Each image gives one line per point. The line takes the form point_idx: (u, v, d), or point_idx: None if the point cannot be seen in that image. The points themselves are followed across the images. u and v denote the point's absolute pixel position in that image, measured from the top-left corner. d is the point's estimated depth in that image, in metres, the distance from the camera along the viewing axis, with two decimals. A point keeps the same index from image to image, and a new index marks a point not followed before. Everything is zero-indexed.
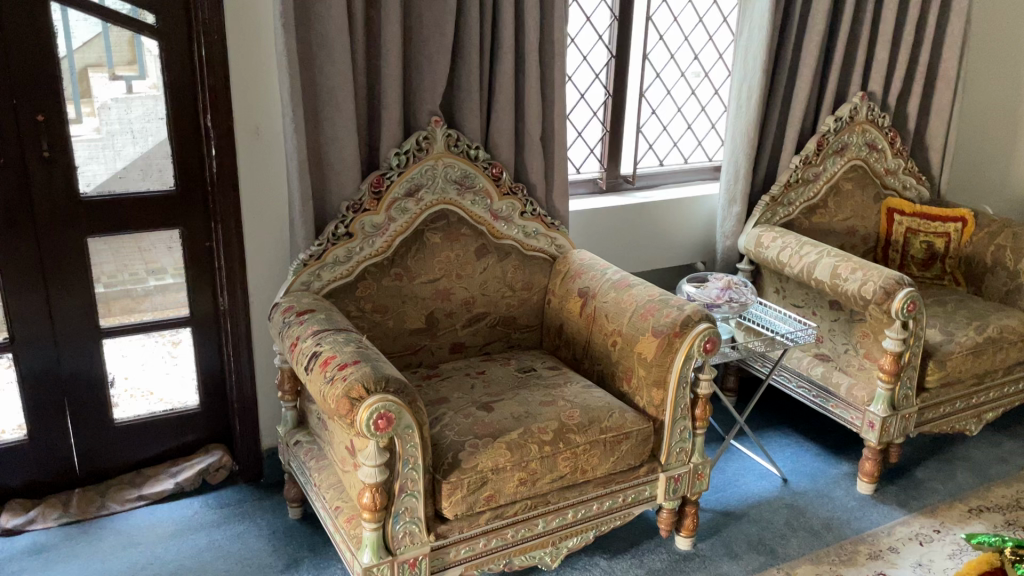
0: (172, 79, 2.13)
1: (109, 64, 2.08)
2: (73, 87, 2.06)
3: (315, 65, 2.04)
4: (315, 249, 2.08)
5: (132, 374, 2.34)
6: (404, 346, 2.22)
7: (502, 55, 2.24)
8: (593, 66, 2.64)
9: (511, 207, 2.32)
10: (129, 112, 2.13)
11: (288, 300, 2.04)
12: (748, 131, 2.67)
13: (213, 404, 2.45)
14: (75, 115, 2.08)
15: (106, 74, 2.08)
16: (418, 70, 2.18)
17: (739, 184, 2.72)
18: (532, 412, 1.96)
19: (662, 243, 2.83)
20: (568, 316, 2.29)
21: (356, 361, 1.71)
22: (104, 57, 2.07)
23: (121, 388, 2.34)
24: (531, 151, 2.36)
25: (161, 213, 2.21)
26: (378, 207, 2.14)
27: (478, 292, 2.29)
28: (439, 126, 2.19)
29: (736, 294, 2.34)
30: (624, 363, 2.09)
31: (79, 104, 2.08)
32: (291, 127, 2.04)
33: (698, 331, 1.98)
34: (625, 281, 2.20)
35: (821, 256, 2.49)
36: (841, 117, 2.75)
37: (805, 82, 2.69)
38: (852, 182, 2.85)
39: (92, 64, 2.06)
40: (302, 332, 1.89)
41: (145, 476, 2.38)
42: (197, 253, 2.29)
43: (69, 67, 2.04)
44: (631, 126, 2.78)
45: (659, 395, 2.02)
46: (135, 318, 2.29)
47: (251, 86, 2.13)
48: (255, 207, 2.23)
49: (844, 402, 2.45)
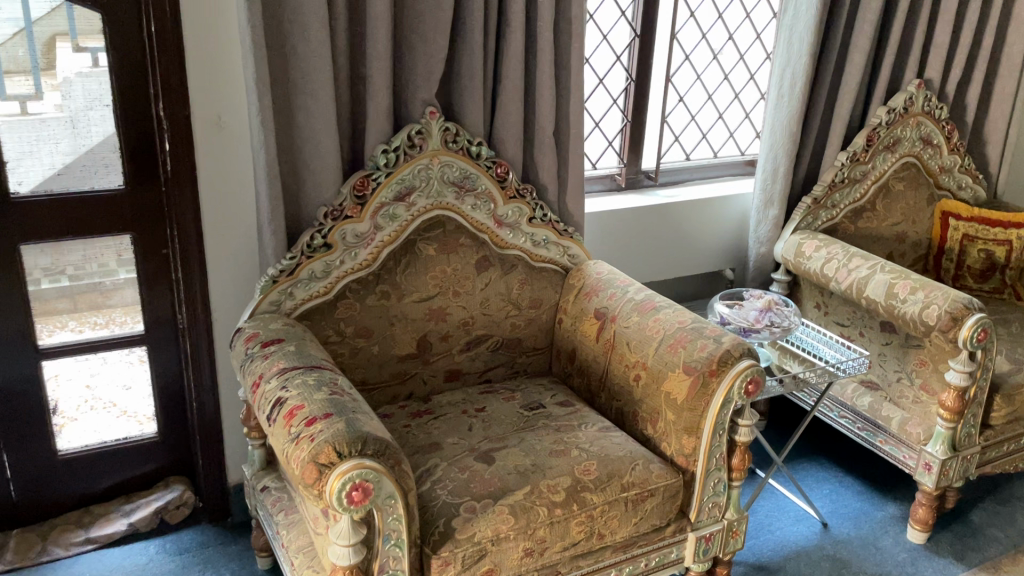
0: (119, 59, 1.79)
1: (69, 33, 1.76)
2: (34, 57, 1.75)
3: (287, 45, 1.71)
4: (286, 264, 1.76)
5: (79, 399, 2.03)
6: (393, 375, 1.90)
7: (509, 36, 1.89)
8: (614, 47, 2.30)
9: (517, 213, 2.00)
10: (78, 95, 1.80)
11: (254, 326, 1.72)
12: (791, 124, 2.33)
13: (174, 431, 2.15)
14: (35, 91, 1.77)
15: (70, 46, 1.77)
16: (411, 52, 1.84)
17: (778, 185, 2.39)
18: (542, 465, 1.64)
19: (686, 249, 2.51)
20: (582, 340, 1.98)
21: (328, 416, 1.41)
22: (65, 26, 1.75)
23: (72, 412, 2.03)
24: (542, 148, 2.03)
25: (107, 216, 1.89)
26: (361, 213, 1.82)
27: (479, 311, 1.97)
28: (435, 118, 1.86)
29: (777, 317, 2.01)
30: (648, 403, 1.79)
31: (39, 77, 1.77)
32: (257, 121, 1.71)
33: (739, 369, 1.68)
34: (650, 303, 1.89)
35: (873, 270, 2.16)
36: (895, 108, 2.41)
37: (857, 68, 2.35)
38: (904, 182, 2.51)
39: (58, 34, 1.75)
40: (266, 369, 1.58)
41: (96, 515, 2.08)
42: (152, 262, 1.96)
43: (27, 39, 1.74)
44: (655, 116, 2.44)
45: (690, 442, 1.72)
46: (92, 329, 1.98)
47: (213, 70, 1.80)
48: (217, 210, 1.90)
49: (895, 438, 2.13)
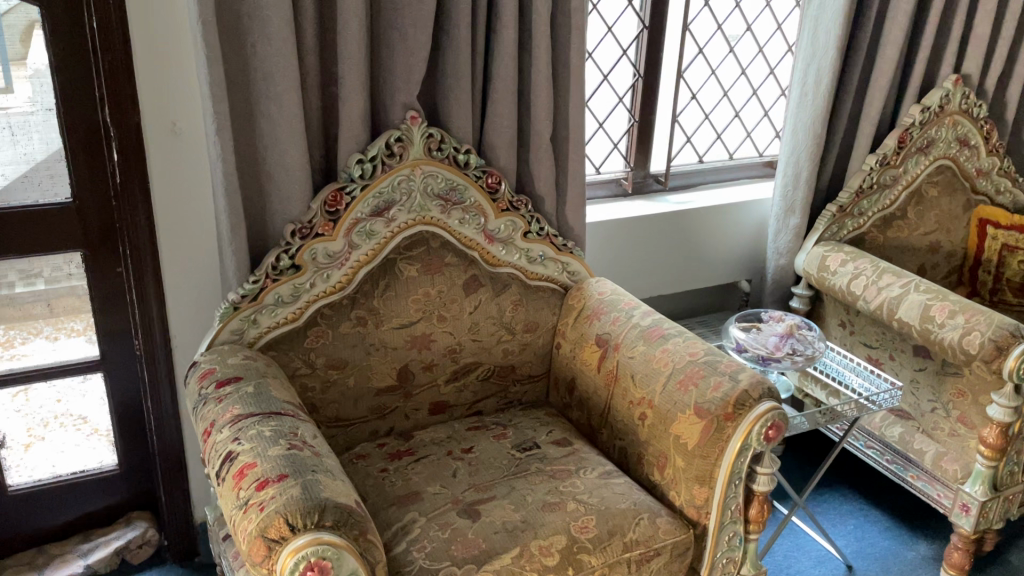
0: (61, 58, 1.59)
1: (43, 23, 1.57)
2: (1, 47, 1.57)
3: (245, 44, 1.51)
4: (248, 289, 1.57)
5: (33, 425, 1.85)
6: (370, 409, 1.71)
7: (500, 30, 1.68)
8: (620, 40, 2.10)
9: (510, 227, 1.79)
10: (36, 95, 1.61)
11: (210, 360, 1.53)
12: (815, 125, 2.12)
13: (134, 463, 1.96)
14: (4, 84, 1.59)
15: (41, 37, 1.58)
16: (389, 50, 1.63)
17: (800, 191, 2.17)
18: (533, 521, 1.44)
19: (699, 260, 2.31)
20: (582, 368, 1.78)
21: (282, 478, 1.21)
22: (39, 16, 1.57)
23: (39, 430, 1.86)
24: (538, 154, 1.82)
25: (52, 232, 1.69)
26: (334, 231, 1.62)
27: (467, 336, 1.78)
28: (417, 123, 1.65)
29: (800, 343, 1.80)
30: (655, 446, 1.59)
31: (9, 69, 1.58)
32: (213, 129, 1.51)
33: (759, 412, 1.48)
34: (658, 330, 1.69)
35: (906, 289, 1.94)
36: (930, 106, 2.19)
37: (889, 63, 2.13)
38: (938, 188, 2.29)
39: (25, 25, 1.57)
40: (219, 415, 1.38)
41: (50, 555, 1.89)
42: (105, 283, 1.77)
43: None
44: (665, 115, 2.22)
45: (702, 493, 1.52)
46: (67, 337, 1.81)
47: (165, 72, 1.61)
48: (175, 226, 1.72)
49: (929, 474, 1.92)
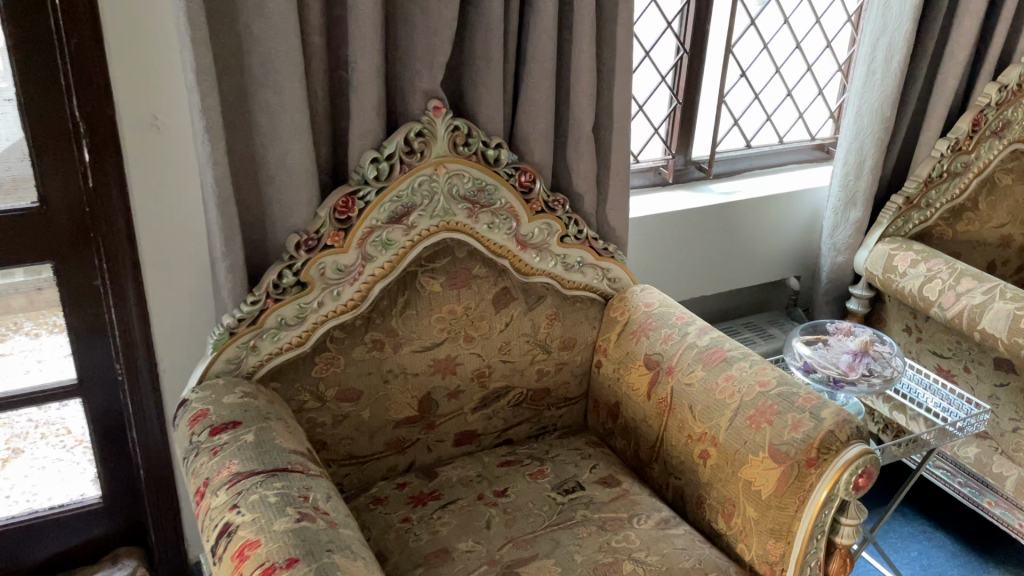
0: (19, 40, 1.33)
1: None
2: None
3: (239, 23, 1.27)
4: (245, 311, 1.34)
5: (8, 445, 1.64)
6: (388, 443, 1.49)
7: (538, 4, 1.43)
8: (665, 11, 1.85)
9: (545, 231, 1.56)
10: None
11: (202, 398, 1.30)
12: (883, 107, 1.88)
13: (120, 496, 1.74)
14: None
15: None
16: (409, 28, 1.38)
17: (862, 181, 1.95)
18: None
19: (744, 258, 2.09)
20: (628, 392, 1.56)
21: (291, 563, 0.99)
22: None
23: (16, 443, 1.64)
24: (578, 147, 1.58)
25: (16, 243, 1.45)
26: (345, 242, 1.38)
27: (497, 357, 1.56)
28: (440, 114, 1.41)
29: (877, 364, 1.58)
30: (720, 490, 1.38)
31: None
32: (201, 126, 1.27)
33: (848, 458, 1.25)
34: (719, 352, 1.46)
35: (990, 295, 1.71)
36: (1009, 84, 1.93)
37: (967, 36, 1.88)
38: (1013, 175, 2.05)
39: None
40: (214, 473, 1.16)
41: None
42: (81, 298, 1.54)
43: None
44: (711, 95, 1.98)
45: (777, 549, 1.30)
46: (49, 333, 1.57)
47: (143, 56, 1.36)
48: (159, 233, 1.49)
49: (1007, 500, 1.73)
